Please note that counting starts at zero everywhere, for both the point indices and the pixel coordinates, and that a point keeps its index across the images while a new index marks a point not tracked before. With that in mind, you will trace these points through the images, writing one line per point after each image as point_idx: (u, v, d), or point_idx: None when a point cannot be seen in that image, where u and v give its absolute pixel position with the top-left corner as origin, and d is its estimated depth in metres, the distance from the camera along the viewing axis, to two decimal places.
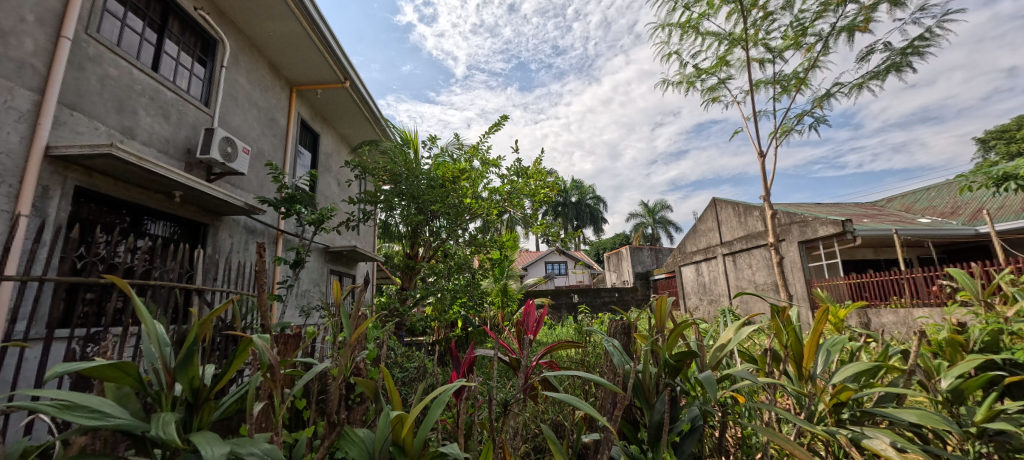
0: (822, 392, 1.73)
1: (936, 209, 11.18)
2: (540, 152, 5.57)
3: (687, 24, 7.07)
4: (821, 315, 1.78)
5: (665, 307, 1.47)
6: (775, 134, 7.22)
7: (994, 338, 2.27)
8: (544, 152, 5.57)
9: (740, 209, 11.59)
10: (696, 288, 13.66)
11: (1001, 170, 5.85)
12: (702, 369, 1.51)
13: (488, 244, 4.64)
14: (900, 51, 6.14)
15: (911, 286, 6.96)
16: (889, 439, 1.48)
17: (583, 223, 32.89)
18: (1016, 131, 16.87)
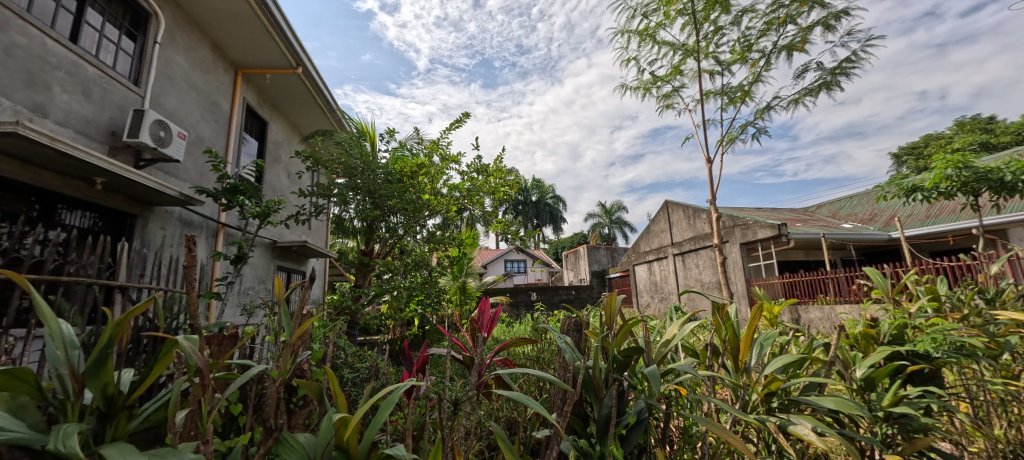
0: (755, 383, 1.86)
1: (858, 215, 12.35)
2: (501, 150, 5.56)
3: (645, 32, 7.33)
4: (756, 310, 1.92)
5: (614, 305, 1.52)
6: (722, 142, 7.66)
7: (901, 332, 2.54)
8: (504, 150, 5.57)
9: (690, 212, 12.20)
10: (648, 286, 14.25)
11: (911, 182, 6.55)
12: (648, 364, 1.57)
13: (447, 241, 4.59)
14: (831, 71, 6.70)
15: (834, 285, 7.66)
16: (811, 424, 1.62)
17: (543, 222, 33.30)
18: (924, 148, 18.98)
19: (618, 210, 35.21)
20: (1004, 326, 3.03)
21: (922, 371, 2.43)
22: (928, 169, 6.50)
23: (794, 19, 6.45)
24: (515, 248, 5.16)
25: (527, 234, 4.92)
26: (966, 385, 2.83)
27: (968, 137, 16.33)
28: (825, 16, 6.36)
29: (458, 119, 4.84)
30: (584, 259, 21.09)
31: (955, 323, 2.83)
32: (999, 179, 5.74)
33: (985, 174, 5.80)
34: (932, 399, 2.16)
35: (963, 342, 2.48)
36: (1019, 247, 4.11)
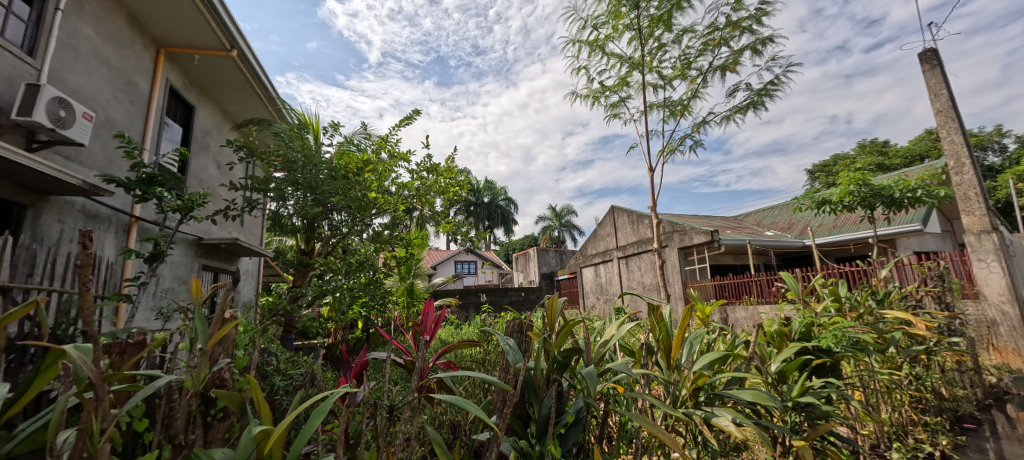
0: (685, 379, 1.99)
1: (778, 224, 13.60)
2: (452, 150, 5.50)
3: (595, 43, 7.60)
4: (687, 312, 2.06)
5: (555, 307, 1.57)
6: (663, 152, 8.11)
7: (809, 329, 2.84)
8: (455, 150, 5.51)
9: (633, 217, 12.79)
10: (593, 288, 14.74)
11: (821, 196, 7.33)
12: (586, 364, 1.63)
13: (394, 241, 4.46)
14: (758, 92, 7.33)
15: (757, 287, 8.38)
16: (731, 416, 1.76)
17: (495, 224, 33.28)
18: (833, 165, 21.32)
19: (568, 213, 36.10)
20: (891, 324, 3.48)
21: (825, 365, 2.74)
22: (835, 185, 7.31)
23: (727, 42, 6.98)
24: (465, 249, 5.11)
25: (477, 236, 4.90)
26: (860, 375, 3.22)
27: (869, 157, 18.57)
28: (753, 42, 6.95)
29: (408, 116, 4.71)
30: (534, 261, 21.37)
31: (853, 321, 3.21)
32: (890, 196, 6.59)
33: (880, 191, 6.63)
34: (833, 390, 2.44)
35: (858, 338, 2.82)
36: (905, 255, 4.74)
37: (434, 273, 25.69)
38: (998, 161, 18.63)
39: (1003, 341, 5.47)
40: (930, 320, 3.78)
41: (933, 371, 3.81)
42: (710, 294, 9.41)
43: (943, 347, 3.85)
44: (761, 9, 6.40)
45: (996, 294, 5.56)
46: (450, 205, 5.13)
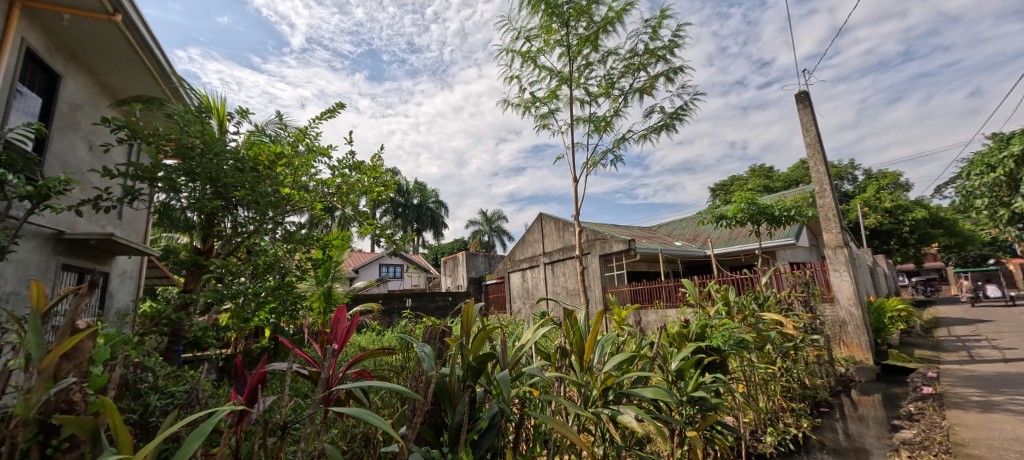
0: (595, 380, 2.11)
1: (685, 235, 15.03)
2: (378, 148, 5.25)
3: (527, 54, 7.79)
4: (599, 317, 2.18)
5: (471, 312, 1.57)
6: (587, 164, 8.54)
7: (703, 330, 3.18)
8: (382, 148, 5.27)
9: (559, 224, 13.29)
10: (520, 293, 15.02)
11: (720, 211, 8.23)
12: (501, 368, 1.65)
13: (311, 242, 3.98)
14: (670, 115, 8.04)
15: (666, 292, 9.15)
16: (634, 413, 1.90)
17: (423, 226, 32.42)
18: (730, 185, 24.14)
19: (498, 219, 36.42)
20: (769, 325, 4.02)
21: (716, 361, 3.08)
22: (731, 202, 8.25)
23: (644, 68, 7.58)
24: (388, 252, 4.89)
25: (402, 239, 4.73)
26: (743, 370, 3.66)
27: (758, 180, 21.32)
28: (666, 70, 7.62)
29: (332, 109, 4.37)
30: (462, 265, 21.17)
31: (739, 323, 3.66)
32: (772, 214, 7.61)
33: (764, 209, 7.63)
34: (720, 383, 2.75)
35: (742, 337, 3.21)
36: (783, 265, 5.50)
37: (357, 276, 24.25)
38: (851, 189, 22.53)
39: (850, 338, 6.58)
40: (798, 320, 4.44)
41: (799, 365, 4.46)
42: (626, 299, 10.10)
43: (806, 343, 4.53)
44: (674, 40, 7.05)
45: (846, 298, 6.67)
46: (374, 206, 4.89)
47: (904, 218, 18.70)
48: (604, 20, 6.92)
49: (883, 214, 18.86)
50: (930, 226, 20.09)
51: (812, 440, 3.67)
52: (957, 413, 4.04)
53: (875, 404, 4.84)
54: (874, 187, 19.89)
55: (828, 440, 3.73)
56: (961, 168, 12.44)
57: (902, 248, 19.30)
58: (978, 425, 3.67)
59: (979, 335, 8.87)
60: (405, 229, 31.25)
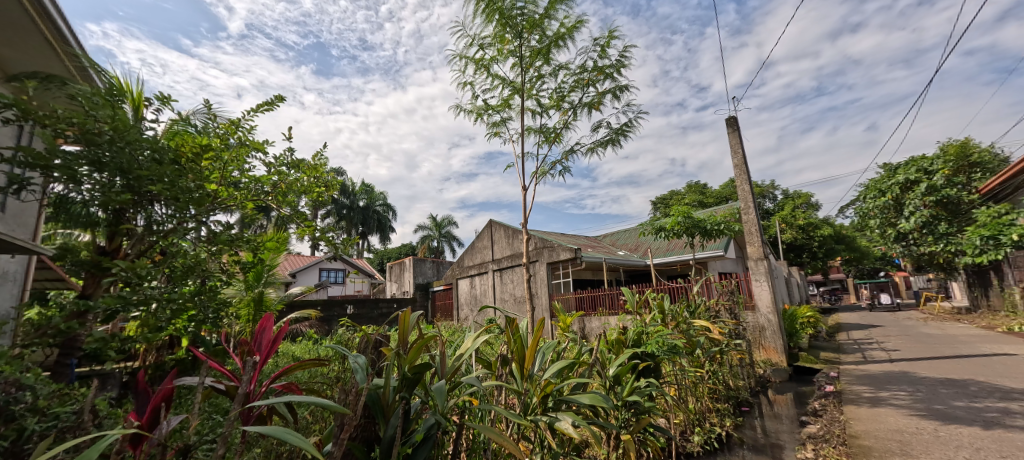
0: (534, 387, 2.13)
1: (628, 245, 15.72)
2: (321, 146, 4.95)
3: (480, 62, 7.79)
4: (539, 325, 2.21)
5: (408, 322, 1.52)
6: (536, 173, 8.68)
7: (640, 336, 3.33)
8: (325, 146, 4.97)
9: (509, 232, 13.37)
10: (468, 299, 14.89)
11: (659, 223, 8.70)
12: (439, 378, 1.62)
13: (240, 244, 3.56)
14: (616, 130, 8.41)
15: (609, 299, 9.49)
16: (570, 419, 1.94)
17: (369, 230, 31.20)
18: (670, 199, 25.71)
19: (447, 224, 35.95)
20: (698, 331, 4.30)
21: (650, 366, 3.23)
22: (669, 215, 8.76)
23: (593, 84, 7.87)
24: (329, 256, 4.61)
25: (344, 243, 4.47)
26: (675, 374, 3.88)
27: (693, 195, 22.92)
28: (613, 87, 7.96)
29: (270, 101, 3.91)
30: (409, 271, 20.63)
31: (672, 330, 3.89)
32: (704, 227, 8.17)
33: (698, 222, 8.19)
34: (653, 388, 2.90)
35: (674, 343, 3.40)
36: (713, 275, 5.93)
37: (294, 281, 22.78)
38: (772, 206, 24.87)
39: (768, 342, 7.21)
40: (724, 327, 4.80)
41: (724, 367, 4.80)
42: (572, 306, 10.37)
43: (731, 347, 4.89)
44: (620, 60, 7.40)
45: (765, 306, 7.31)
46: (314, 207, 4.60)
47: (815, 234, 20.95)
48: (556, 35, 7.12)
49: (797, 229, 21.00)
50: (835, 241, 22.69)
51: (733, 437, 3.96)
52: (852, 408, 4.55)
53: (787, 402, 5.33)
54: (791, 206, 22.12)
55: (748, 437, 4.03)
56: (860, 191, 14.18)
57: (813, 261, 21.59)
58: (868, 418, 4.16)
59: (872, 338, 10.08)
60: (349, 232, 29.91)
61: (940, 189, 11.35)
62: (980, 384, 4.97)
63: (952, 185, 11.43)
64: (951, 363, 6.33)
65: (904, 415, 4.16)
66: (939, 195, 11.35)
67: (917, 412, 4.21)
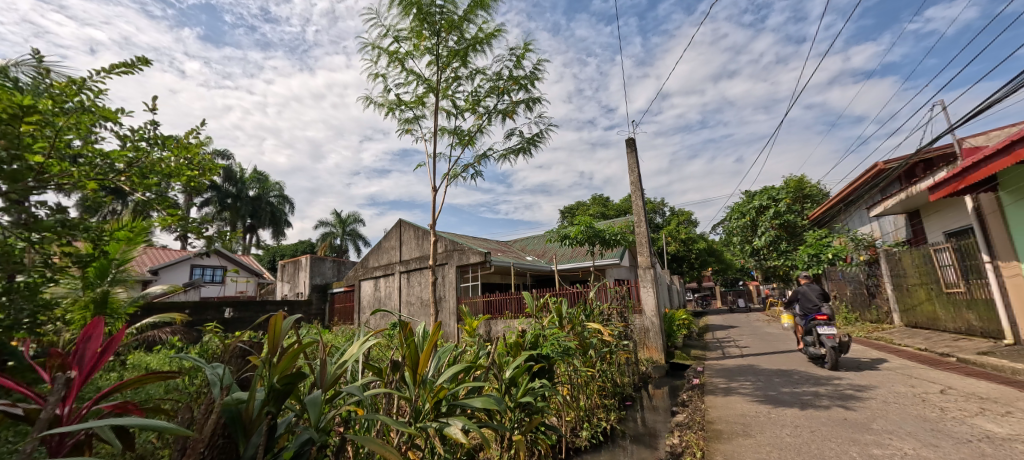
0: (426, 392, 2.08)
1: (535, 251, 16.34)
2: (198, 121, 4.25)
3: (394, 54, 7.44)
4: (435, 329, 2.17)
5: (283, 327, 1.36)
6: (447, 176, 8.50)
7: (536, 339, 3.45)
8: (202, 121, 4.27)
9: (419, 233, 12.96)
10: (371, 302, 14.12)
11: (565, 231, 9.18)
12: (317, 389, 1.49)
13: (92, 234, 2.57)
14: (528, 139, 8.61)
15: (514, 303, 9.72)
16: (461, 424, 1.92)
17: (259, 223, 27.86)
18: (576, 208, 27.38)
19: (352, 221, 33.69)
20: (591, 333, 4.61)
21: (544, 368, 3.38)
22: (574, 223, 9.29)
23: (508, 92, 8.03)
24: (202, 251, 3.96)
25: (222, 237, 3.90)
26: (568, 374, 4.10)
27: (597, 207, 24.72)
28: (527, 98, 8.18)
29: (132, 63, 3.22)
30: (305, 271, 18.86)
31: (567, 332, 4.12)
32: (604, 237, 8.84)
33: (598, 232, 8.80)
34: (546, 388, 3.03)
35: (567, 345, 3.60)
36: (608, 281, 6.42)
37: (159, 279, 19.35)
38: (661, 221, 27.92)
39: (651, 342, 8.04)
40: (613, 329, 5.24)
41: (613, 366, 5.22)
42: (479, 309, 10.42)
43: (618, 347, 5.34)
44: (535, 73, 7.65)
45: (650, 309, 8.12)
46: (188, 194, 3.94)
47: (693, 247, 24.05)
48: (474, 39, 7.13)
49: (680, 243, 23.86)
50: (708, 254, 26.25)
51: (617, 430, 4.29)
52: (712, 398, 5.26)
53: (663, 395, 5.99)
54: (676, 221, 25.06)
55: (629, 429, 4.41)
56: (727, 212, 16.66)
57: (690, 270, 24.73)
58: (723, 406, 4.85)
59: (731, 337, 11.85)
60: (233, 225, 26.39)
61: (783, 214, 13.88)
62: (802, 373, 6.12)
63: (791, 211, 14.02)
64: (784, 356, 7.69)
65: (749, 401, 4.92)
66: (782, 219, 13.84)
67: (758, 398, 5.01)
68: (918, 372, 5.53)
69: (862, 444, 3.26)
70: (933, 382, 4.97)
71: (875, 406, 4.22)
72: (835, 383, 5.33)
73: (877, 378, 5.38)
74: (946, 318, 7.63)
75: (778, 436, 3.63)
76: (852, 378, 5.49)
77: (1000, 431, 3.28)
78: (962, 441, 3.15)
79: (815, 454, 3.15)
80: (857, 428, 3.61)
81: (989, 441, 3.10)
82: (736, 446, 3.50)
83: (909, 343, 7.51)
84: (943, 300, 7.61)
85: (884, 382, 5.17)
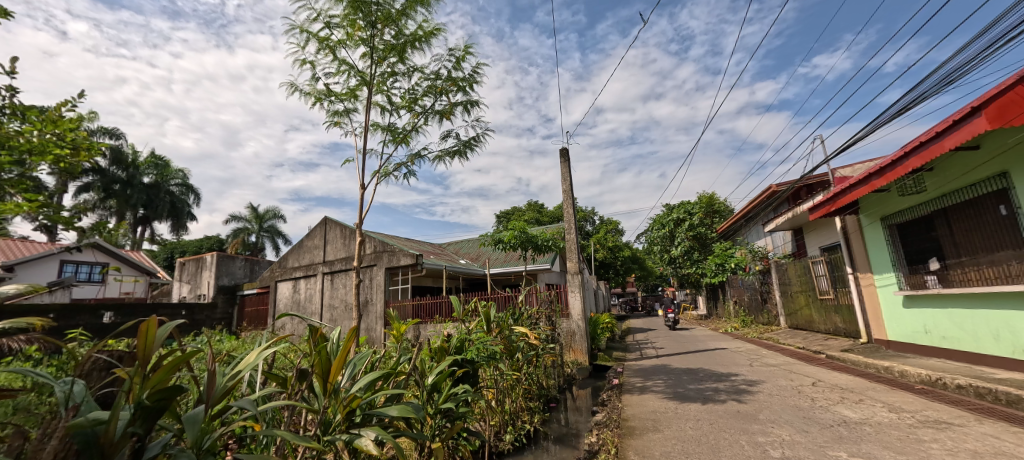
0: (338, 403, 1.94)
1: (469, 254, 16.23)
2: (76, 89, 3.62)
3: (325, 41, 6.96)
4: (351, 333, 2.03)
5: (160, 334, 1.18)
6: (377, 174, 8.10)
7: (461, 344, 3.38)
8: (82, 90, 3.65)
9: (346, 232, 12.17)
10: (288, 305, 13.04)
11: (499, 235, 9.20)
12: (201, 405, 1.31)
13: None
14: (464, 143, 8.54)
15: (445, 308, 9.56)
16: (375, 434, 1.81)
17: (155, 215, 24.50)
18: (512, 213, 27.73)
19: (271, 217, 30.90)
20: (518, 337, 4.66)
21: (468, 372, 3.36)
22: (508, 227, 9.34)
23: (446, 93, 7.90)
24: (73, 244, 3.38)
25: (101, 230, 3.38)
26: (493, 378, 4.10)
27: (532, 212, 25.23)
28: (464, 101, 8.11)
29: None
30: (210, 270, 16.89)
31: (494, 336, 4.11)
32: (537, 243, 9.01)
33: (531, 238, 8.94)
34: (469, 393, 2.99)
35: (493, 349, 3.59)
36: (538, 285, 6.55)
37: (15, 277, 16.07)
38: (591, 228, 29.26)
39: (576, 344, 8.36)
40: (540, 332, 5.36)
41: (539, 369, 5.33)
42: (408, 313, 10.08)
43: (545, 350, 5.46)
44: (473, 77, 7.62)
45: (576, 314, 8.44)
46: (58, 176, 3.32)
47: (618, 255, 25.47)
48: (413, 35, 6.92)
49: (607, 250, 25.17)
50: (632, 261, 28.02)
51: (540, 432, 4.37)
52: (629, 397, 5.58)
53: (585, 395, 6.25)
54: (605, 230, 26.31)
55: (552, 430, 4.51)
56: (649, 223, 17.89)
57: (616, 276, 26.20)
58: (637, 403, 5.18)
59: (648, 339, 12.74)
60: (121, 216, 22.87)
61: (696, 227, 15.27)
62: (706, 371, 6.74)
63: (703, 224, 15.44)
64: (693, 356, 8.42)
65: (660, 399, 5.30)
66: (695, 231, 15.21)
67: (667, 395, 5.42)
68: (797, 367, 6.36)
69: (749, 432, 3.65)
70: (808, 376, 5.74)
71: (762, 398, 4.76)
72: (732, 379, 5.95)
73: (765, 374, 6.08)
74: (820, 321, 8.87)
75: (682, 430, 3.95)
76: (746, 374, 6.16)
77: (854, 416, 3.87)
78: (826, 426, 3.66)
79: (712, 444, 3.47)
80: (746, 419, 4.05)
81: (845, 425, 3.65)
82: (647, 441, 3.74)
83: (791, 343, 8.61)
84: (817, 305, 8.84)
85: (770, 377, 5.87)
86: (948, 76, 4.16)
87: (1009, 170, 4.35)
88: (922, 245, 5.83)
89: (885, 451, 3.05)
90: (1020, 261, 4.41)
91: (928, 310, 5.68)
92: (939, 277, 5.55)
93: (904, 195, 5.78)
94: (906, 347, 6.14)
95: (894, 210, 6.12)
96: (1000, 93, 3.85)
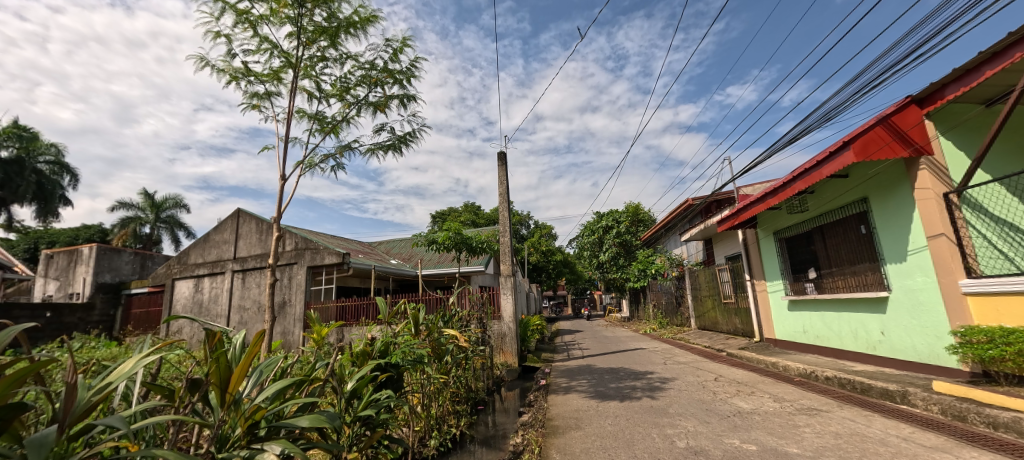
0: (238, 415, 1.73)
1: (400, 255, 15.68)
2: None
3: (244, 15, 6.33)
4: (257, 336, 1.82)
5: (3, 338, 0.97)
6: (300, 165, 7.51)
7: (387, 348, 3.22)
8: None
9: (263, 226, 11.12)
10: (188, 305, 11.62)
11: (431, 235, 8.87)
12: (55, 425, 1.10)
13: None
14: (398, 137, 8.22)
15: (371, 310, 9.14)
16: (279, 449, 1.64)
17: (14, 197, 20.46)
18: (447, 213, 27.40)
19: (171, 206, 27.32)
20: (447, 339, 4.55)
21: (391, 377, 3.21)
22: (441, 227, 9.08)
23: (381, 84, 7.56)
24: None
25: None
26: (419, 382, 3.95)
27: (468, 214, 25.02)
28: (401, 94, 7.81)
29: None
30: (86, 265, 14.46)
31: (421, 339, 3.98)
32: (471, 245, 8.90)
33: (465, 239, 8.85)
34: (391, 398, 2.88)
35: (418, 353, 3.47)
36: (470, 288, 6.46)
37: None
38: (526, 232, 29.86)
39: (506, 347, 8.42)
40: (470, 335, 5.31)
41: (468, 372, 5.28)
42: (331, 315, 9.49)
43: (473, 353, 5.41)
44: (410, 70, 7.38)
45: (508, 316, 8.48)
46: None
47: (551, 259, 26.25)
48: (347, 21, 6.54)
49: (540, 254, 25.87)
50: (563, 266, 29.08)
51: (467, 435, 4.32)
52: (554, 397, 5.74)
53: (513, 396, 6.32)
54: (540, 234, 26.94)
55: (478, 432, 4.48)
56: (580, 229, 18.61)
57: (547, 279, 27.02)
58: (562, 403, 5.34)
59: (575, 341, 13.25)
60: None
61: (622, 234, 16.31)
62: (625, 370, 7.14)
63: (629, 232, 16.44)
64: (615, 356, 8.90)
65: (582, 398, 5.50)
66: (622, 238, 16.18)
67: (589, 394, 5.66)
68: (703, 364, 6.98)
69: (660, 426, 3.92)
70: (711, 372, 6.31)
71: (672, 394, 5.15)
72: (647, 377, 6.38)
73: (676, 372, 6.59)
74: (723, 323, 9.84)
75: (602, 426, 4.13)
76: (660, 372, 6.63)
77: (746, 407, 4.33)
78: (724, 417, 4.04)
79: (627, 439, 3.68)
80: (656, 413, 4.36)
81: (739, 415, 4.07)
82: (569, 439, 3.85)
83: (699, 342, 9.43)
84: (722, 308, 9.80)
85: (680, 374, 6.38)
86: (826, 113, 5.14)
87: (869, 195, 5.17)
88: (803, 256, 6.70)
89: (769, 437, 3.44)
90: (874, 272, 5.26)
91: (806, 313, 6.54)
92: (816, 284, 6.43)
93: (792, 213, 6.63)
94: (788, 345, 7.01)
95: (784, 225, 6.97)
96: (864, 131, 4.57)
